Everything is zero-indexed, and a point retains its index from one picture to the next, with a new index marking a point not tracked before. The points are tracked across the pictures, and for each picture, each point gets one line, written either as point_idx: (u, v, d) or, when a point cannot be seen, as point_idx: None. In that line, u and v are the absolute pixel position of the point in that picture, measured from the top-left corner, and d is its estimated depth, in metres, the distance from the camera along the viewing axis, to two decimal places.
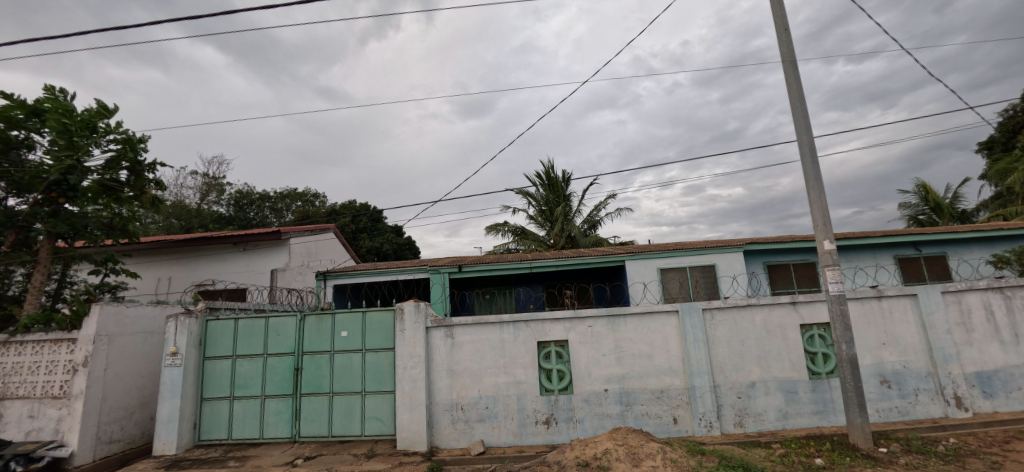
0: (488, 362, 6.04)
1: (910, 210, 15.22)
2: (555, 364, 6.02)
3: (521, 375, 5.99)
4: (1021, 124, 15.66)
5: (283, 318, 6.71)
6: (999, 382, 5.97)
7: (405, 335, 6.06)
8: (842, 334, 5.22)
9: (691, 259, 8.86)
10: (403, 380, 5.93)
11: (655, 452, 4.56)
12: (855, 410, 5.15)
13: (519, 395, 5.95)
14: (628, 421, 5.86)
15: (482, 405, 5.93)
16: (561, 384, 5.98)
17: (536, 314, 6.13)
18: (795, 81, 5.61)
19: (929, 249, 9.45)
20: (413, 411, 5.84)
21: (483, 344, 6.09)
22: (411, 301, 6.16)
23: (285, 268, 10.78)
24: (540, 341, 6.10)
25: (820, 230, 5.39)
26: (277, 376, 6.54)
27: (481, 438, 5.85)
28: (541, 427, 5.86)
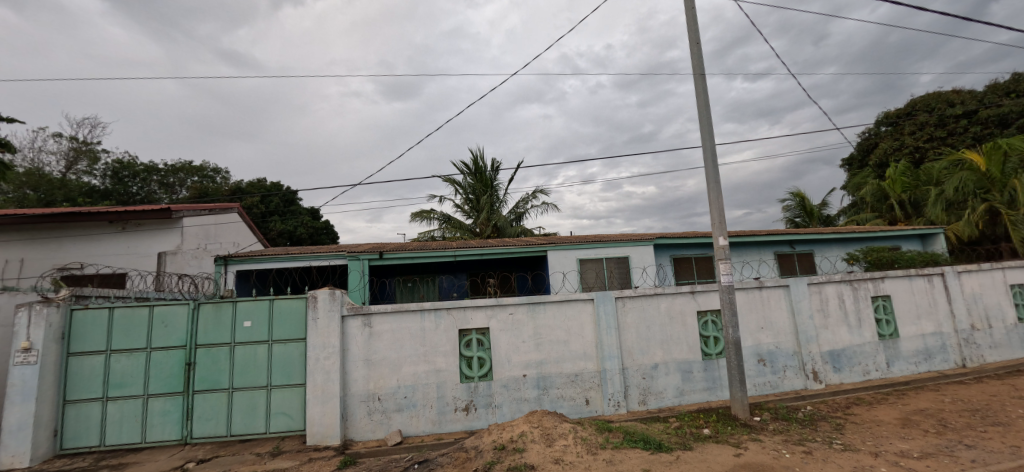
0: (408, 351, 6.09)
1: (789, 213, 17.46)
2: (476, 351, 6.22)
3: (441, 363, 6.13)
4: (874, 146, 18.74)
5: (171, 307, 6.20)
6: (846, 359, 7.19)
7: (319, 325, 5.87)
8: (729, 319, 5.97)
9: (608, 251, 9.50)
10: (315, 372, 5.77)
11: (567, 432, 4.97)
12: (737, 386, 5.95)
13: (439, 383, 6.08)
14: (544, 404, 6.24)
15: (400, 395, 5.99)
16: (481, 371, 6.21)
17: (458, 302, 6.27)
18: (703, 91, 6.25)
19: (801, 246, 10.95)
20: (326, 404, 5.72)
21: (402, 332, 6.12)
22: (326, 288, 6.00)
23: (176, 252, 9.98)
24: (460, 330, 6.26)
25: (716, 226, 6.08)
26: (164, 372, 6.05)
27: (398, 428, 5.91)
28: (459, 414, 6.05)
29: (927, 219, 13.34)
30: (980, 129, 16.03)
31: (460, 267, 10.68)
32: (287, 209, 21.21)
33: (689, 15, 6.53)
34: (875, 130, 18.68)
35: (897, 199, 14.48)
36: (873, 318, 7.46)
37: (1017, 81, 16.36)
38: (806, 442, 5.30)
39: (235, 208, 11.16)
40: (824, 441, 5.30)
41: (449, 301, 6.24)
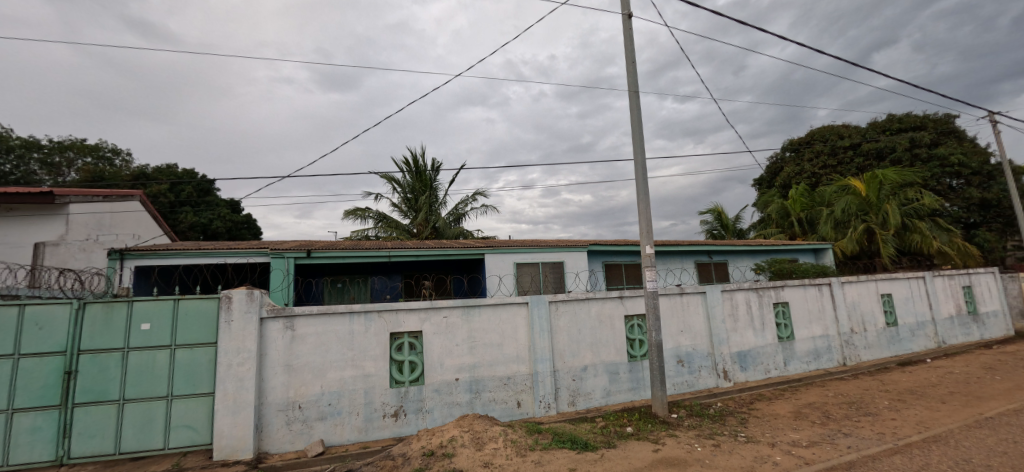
0: (334, 356, 5.83)
1: (707, 226, 18.93)
2: (407, 355, 6.12)
3: (370, 368, 5.95)
4: (779, 170, 21.10)
5: (46, 305, 5.23)
6: (751, 359, 7.96)
7: (232, 329, 5.39)
8: (653, 323, 6.43)
9: (544, 256, 9.79)
10: (226, 379, 5.29)
11: (498, 435, 5.12)
12: (658, 386, 6.40)
13: (366, 389, 5.90)
14: (476, 407, 6.29)
15: (324, 402, 5.71)
16: (412, 375, 6.11)
17: (390, 304, 6.14)
18: (637, 108, 6.70)
19: (718, 256, 11.94)
20: (237, 415, 5.26)
21: (328, 335, 5.84)
22: (242, 288, 5.53)
23: (59, 243, 9.04)
24: (392, 333, 6.13)
25: (644, 235, 6.53)
26: (34, 383, 5.09)
27: (321, 437, 5.63)
28: (388, 421, 5.91)
29: (819, 236, 15.07)
30: (862, 160, 18.42)
31: (394, 268, 10.50)
32: (201, 200, 19.68)
33: (626, 36, 6.97)
34: (781, 156, 20.97)
35: (797, 217, 16.22)
36: (774, 322, 8.34)
37: (891, 121, 18.89)
38: (715, 435, 5.82)
39: (138, 196, 10.38)
40: (731, 434, 5.85)
41: (380, 303, 6.08)
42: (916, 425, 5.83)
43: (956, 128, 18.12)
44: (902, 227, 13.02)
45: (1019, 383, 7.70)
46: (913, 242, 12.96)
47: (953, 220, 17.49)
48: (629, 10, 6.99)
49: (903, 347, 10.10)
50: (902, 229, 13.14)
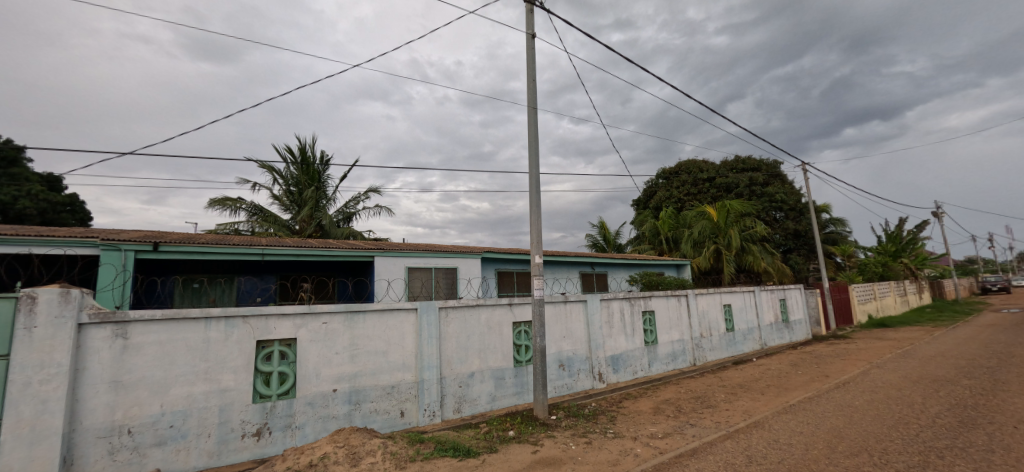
0: (182, 369, 4.82)
1: (591, 239, 20.39)
2: (276, 366, 5.37)
3: (228, 382, 5.06)
4: (653, 194, 23.65)
5: None
6: (622, 362, 8.73)
7: (36, 338, 4.04)
8: (538, 329, 6.73)
9: (436, 261, 9.72)
10: (20, 402, 3.93)
11: (376, 449, 4.94)
12: (540, 389, 6.70)
13: (222, 406, 4.99)
14: (354, 420, 5.82)
15: (164, 424, 4.67)
16: (281, 388, 5.37)
17: (258, 308, 5.32)
18: (534, 125, 7.03)
19: (599, 268, 12.91)
20: (36, 447, 3.96)
21: (174, 345, 4.81)
22: (53, 286, 4.21)
23: None
24: (258, 341, 5.32)
25: (534, 245, 6.83)
26: None
27: (157, 466, 4.59)
28: (248, 441, 5.07)
29: (680, 253, 17.11)
30: (716, 191, 21.41)
31: (269, 268, 9.57)
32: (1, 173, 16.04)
33: (528, 54, 7.31)
34: (654, 182, 23.51)
35: (665, 236, 18.23)
36: (642, 328, 9.25)
37: (738, 161, 22.26)
38: (588, 434, 6.26)
39: None
40: (602, 431, 6.35)
41: (246, 307, 5.23)
42: (743, 414, 6.91)
43: (781, 172, 22.13)
44: (740, 248, 15.42)
45: (813, 376, 9.55)
46: (747, 260, 15.43)
47: (774, 245, 21.02)
48: (533, 30, 7.34)
49: (738, 349, 11.88)
50: (741, 250, 15.56)
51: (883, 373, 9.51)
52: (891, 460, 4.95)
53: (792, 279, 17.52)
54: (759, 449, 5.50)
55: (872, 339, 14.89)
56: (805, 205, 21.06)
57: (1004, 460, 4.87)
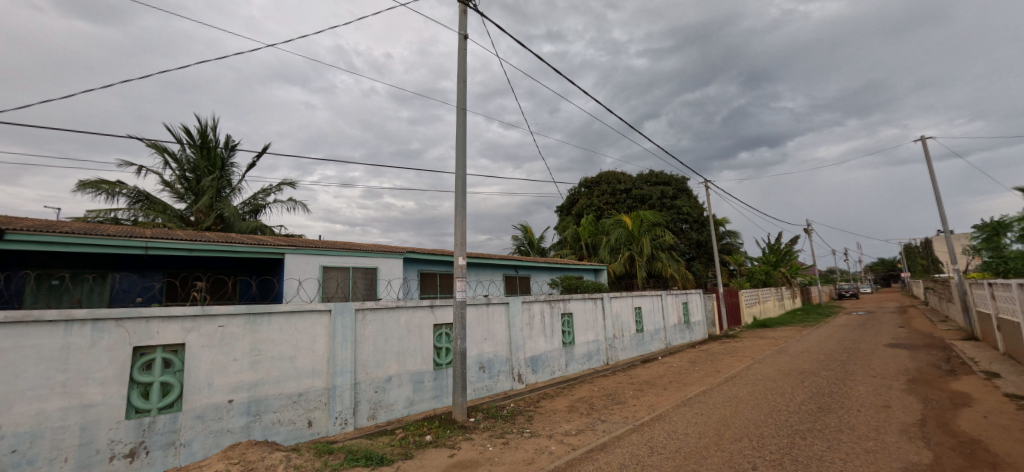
0: (31, 382, 4.07)
1: (515, 243, 20.60)
2: (158, 376, 4.74)
3: (95, 396, 4.36)
4: (575, 202, 24.51)
5: None
6: (541, 363, 8.87)
7: None
8: (459, 332, 6.61)
9: (355, 260, 9.21)
10: None
11: (277, 463, 4.52)
12: (459, 392, 6.57)
13: (85, 424, 4.28)
14: (253, 433, 5.27)
15: (3, 449, 3.90)
16: (163, 401, 4.74)
17: (136, 310, 4.65)
18: (463, 126, 6.91)
19: (522, 271, 13.05)
20: None
21: (21, 355, 4.05)
22: None
23: None
24: (136, 348, 4.65)
25: (458, 247, 6.71)
26: None
27: None
28: (118, 464, 4.40)
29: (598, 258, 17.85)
30: (632, 201, 22.68)
31: (156, 264, 8.48)
32: None
33: (460, 55, 7.17)
34: (576, 189, 24.36)
35: (585, 242, 18.92)
36: (560, 330, 9.47)
37: (652, 175, 23.79)
38: (505, 434, 6.24)
39: None
40: (519, 431, 6.36)
41: (121, 308, 4.55)
42: (647, 408, 7.33)
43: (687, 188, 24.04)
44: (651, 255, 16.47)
45: (708, 371, 10.43)
46: (657, 266, 16.51)
47: (681, 253, 22.67)
48: (465, 32, 7.23)
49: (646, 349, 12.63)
50: (651, 257, 16.64)
51: (764, 367, 10.63)
52: (767, 444, 5.51)
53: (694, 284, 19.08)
54: (659, 440, 5.86)
55: (755, 338, 16.66)
56: (706, 218, 23.14)
57: (851, 439, 5.63)
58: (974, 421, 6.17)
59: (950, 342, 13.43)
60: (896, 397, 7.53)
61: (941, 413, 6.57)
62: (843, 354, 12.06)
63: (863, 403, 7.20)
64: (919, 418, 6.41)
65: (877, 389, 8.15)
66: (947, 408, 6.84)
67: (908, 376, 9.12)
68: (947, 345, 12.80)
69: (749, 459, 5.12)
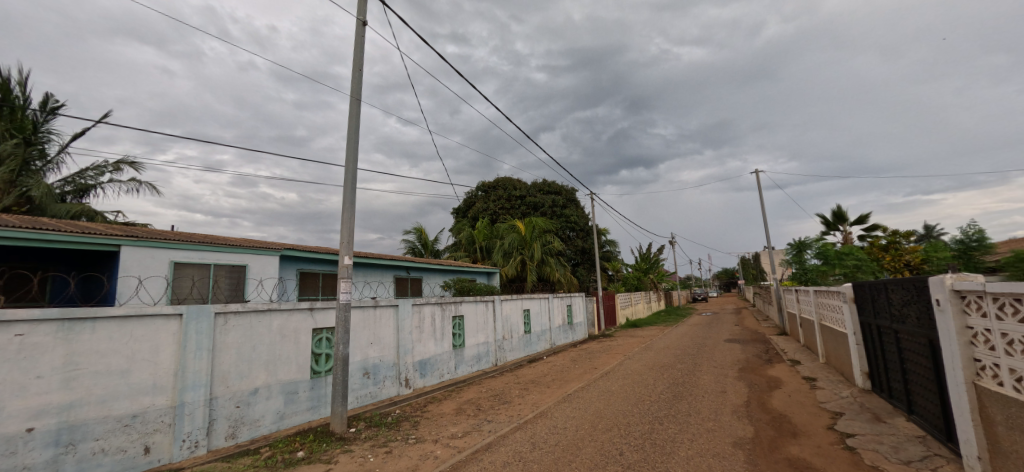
0: None
1: (408, 243, 19.92)
2: None
3: None
4: (471, 205, 24.52)
5: None
6: (429, 367, 8.57)
7: None
8: (341, 336, 6.07)
9: (218, 256, 8.04)
10: None
11: None
12: (339, 401, 6.03)
13: None
14: (64, 468, 4.23)
15: None
16: None
17: None
18: (356, 117, 6.40)
19: (414, 272, 12.59)
20: None
21: None
22: None
23: None
24: None
25: (344, 245, 6.17)
26: None
27: None
28: None
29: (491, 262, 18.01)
30: (526, 208, 23.35)
31: None
32: None
33: (356, 41, 6.65)
34: (472, 192, 24.40)
35: (480, 245, 18.96)
36: (451, 332, 9.27)
37: (545, 183, 24.77)
38: (388, 443, 5.86)
39: None
40: (403, 438, 6.02)
41: None
42: (531, 406, 7.46)
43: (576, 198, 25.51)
44: (541, 260, 17.07)
45: (586, 368, 11.03)
46: (546, 271, 17.15)
47: (567, 259, 23.83)
48: (364, 18, 6.72)
49: (533, 349, 12.97)
50: (541, 262, 17.23)
51: (632, 362, 11.56)
52: (634, 431, 5.92)
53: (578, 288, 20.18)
54: (541, 436, 5.95)
55: (626, 337, 18.12)
56: (591, 227, 24.75)
57: (696, 421, 6.30)
58: (783, 399, 7.30)
59: (768, 336, 16.07)
60: (729, 383, 8.68)
61: (760, 395, 7.68)
62: (693, 349, 13.64)
63: (707, 389, 8.14)
64: (745, 399, 7.44)
65: (717, 377, 9.32)
66: (763, 389, 8.04)
67: (739, 365, 10.60)
68: (766, 339, 15.23)
69: (617, 445, 5.44)
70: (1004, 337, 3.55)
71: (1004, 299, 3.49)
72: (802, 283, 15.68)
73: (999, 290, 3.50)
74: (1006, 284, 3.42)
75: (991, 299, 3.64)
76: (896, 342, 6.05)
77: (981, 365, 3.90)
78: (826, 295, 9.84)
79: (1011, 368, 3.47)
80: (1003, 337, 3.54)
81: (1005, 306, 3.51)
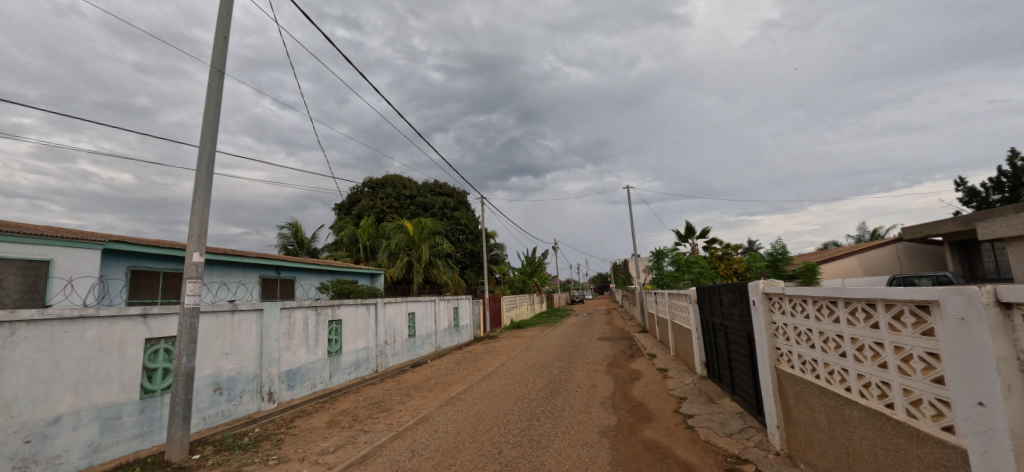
0: None
1: (280, 240, 17.96)
2: None
3: None
4: (356, 201, 23.07)
5: None
6: (299, 377, 7.68)
7: None
8: (184, 347, 5.09)
9: (7, 249, 6.31)
10: None
11: None
12: (179, 424, 5.06)
13: None
14: None
15: None
16: None
17: None
18: (218, 91, 5.48)
19: (285, 273, 11.33)
20: None
21: None
22: None
23: None
24: None
25: (193, 240, 5.22)
26: None
27: None
28: None
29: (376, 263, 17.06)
30: (415, 208, 22.65)
31: None
32: None
33: (222, 3, 5.70)
34: (358, 189, 23.00)
35: (364, 244, 17.84)
36: (326, 338, 8.45)
37: (436, 184, 24.36)
38: (243, 467, 5.02)
39: None
40: (262, 459, 5.24)
41: None
42: (412, 412, 7.07)
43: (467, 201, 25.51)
44: (429, 262, 16.61)
45: (469, 370, 10.90)
46: (434, 273, 16.73)
47: (456, 261, 23.60)
48: None
49: (417, 353, 12.48)
50: (429, 264, 16.75)
51: (514, 363, 11.72)
52: (511, 429, 5.90)
53: (465, 290, 20.05)
54: (420, 443, 5.61)
55: (511, 338, 18.42)
56: (480, 230, 24.89)
57: (570, 414, 6.51)
58: (641, 389, 7.93)
59: (632, 333, 17.67)
60: (599, 377, 9.20)
61: (624, 386, 8.25)
62: (568, 347, 14.31)
63: (579, 384, 8.53)
64: (612, 391, 7.92)
65: (589, 372, 9.85)
66: (625, 381, 8.66)
67: (607, 361, 11.36)
68: (631, 336, 16.64)
69: (495, 445, 5.35)
70: (795, 330, 4.14)
71: (796, 299, 4.06)
72: (661, 287, 17.43)
73: (792, 292, 4.06)
74: (798, 287, 3.98)
75: (788, 299, 4.23)
76: (725, 337, 6.83)
77: (780, 352, 4.52)
78: (676, 296, 11.03)
79: (799, 354, 4.05)
80: (795, 330, 4.13)
81: (796, 304, 4.08)
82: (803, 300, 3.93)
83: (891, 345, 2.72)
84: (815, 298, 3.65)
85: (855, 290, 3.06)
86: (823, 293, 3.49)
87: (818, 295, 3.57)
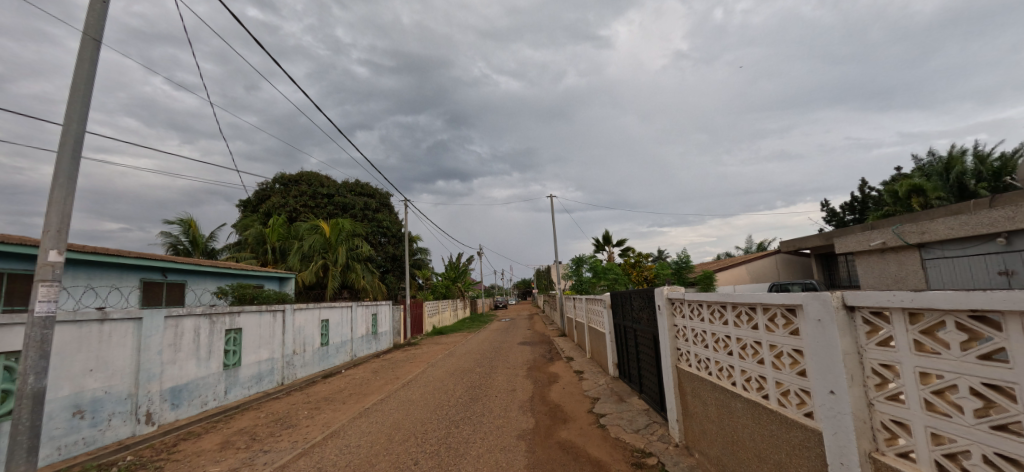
0: None
1: (169, 238, 16.13)
2: None
3: None
4: (265, 198, 21.49)
5: None
6: (185, 394, 6.93)
7: None
8: (32, 364, 4.06)
9: None
10: None
11: None
12: (21, 458, 3.97)
13: None
14: None
15: None
16: None
17: None
18: (93, 62, 4.73)
19: (172, 276, 10.24)
20: None
21: None
22: None
23: None
24: None
25: (49, 236, 4.27)
26: None
27: None
28: None
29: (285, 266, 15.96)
30: (332, 208, 21.56)
31: None
32: None
33: None
34: (268, 185, 21.47)
35: (272, 245, 16.61)
36: (222, 349, 7.74)
37: (357, 184, 23.44)
38: None
39: None
40: None
41: None
42: (322, 427, 6.68)
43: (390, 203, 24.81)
44: (345, 266, 15.87)
45: (387, 379, 10.54)
46: (351, 277, 16.03)
47: (376, 265, 22.73)
48: None
49: (330, 362, 11.84)
50: (346, 268, 16.00)
51: (434, 369, 11.53)
52: (427, 438, 5.80)
53: (385, 295, 19.37)
54: (330, 460, 5.30)
55: (432, 344, 18.06)
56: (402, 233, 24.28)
57: (488, 419, 6.53)
58: (559, 391, 8.14)
59: (552, 337, 18.18)
60: (519, 382, 9.34)
61: (543, 389, 8.43)
62: (489, 352, 14.35)
63: (499, 389, 8.59)
64: (529, 394, 8.08)
65: (509, 377, 9.97)
66: (543, 384, 8.88)
67: (527, 365, 11.58)
68: (550, 340, 17.09)
69: (411, 455, 5.22)
70: (692, 332, 4.51)
71: (694, 304, 4.43)
72: (578, 293, 18.13)
73: (690, 297, 4.43)
74: (694, 292, 4.35)
75: (686, 304, 4.61)
76: (635, 340, 7.26)
77: (681, 352, 4.90)
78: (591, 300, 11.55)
79: (696, 353, 4.42)
80: (692, 332, 4.50)
81: (694, 309, 4.45)
82: (699, 304, 4.30)
83: (767, 342, 3.09)
84: (709, 303, 4.02)
85: (742, 295, 3.40)
86: (714, 297, 3.86)
87: (710, 299, 3.94)
